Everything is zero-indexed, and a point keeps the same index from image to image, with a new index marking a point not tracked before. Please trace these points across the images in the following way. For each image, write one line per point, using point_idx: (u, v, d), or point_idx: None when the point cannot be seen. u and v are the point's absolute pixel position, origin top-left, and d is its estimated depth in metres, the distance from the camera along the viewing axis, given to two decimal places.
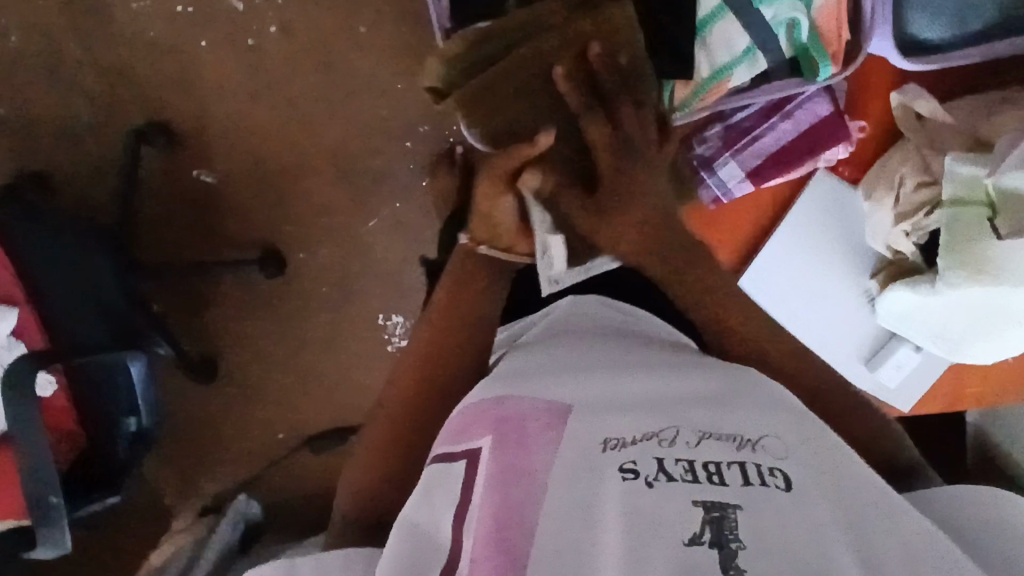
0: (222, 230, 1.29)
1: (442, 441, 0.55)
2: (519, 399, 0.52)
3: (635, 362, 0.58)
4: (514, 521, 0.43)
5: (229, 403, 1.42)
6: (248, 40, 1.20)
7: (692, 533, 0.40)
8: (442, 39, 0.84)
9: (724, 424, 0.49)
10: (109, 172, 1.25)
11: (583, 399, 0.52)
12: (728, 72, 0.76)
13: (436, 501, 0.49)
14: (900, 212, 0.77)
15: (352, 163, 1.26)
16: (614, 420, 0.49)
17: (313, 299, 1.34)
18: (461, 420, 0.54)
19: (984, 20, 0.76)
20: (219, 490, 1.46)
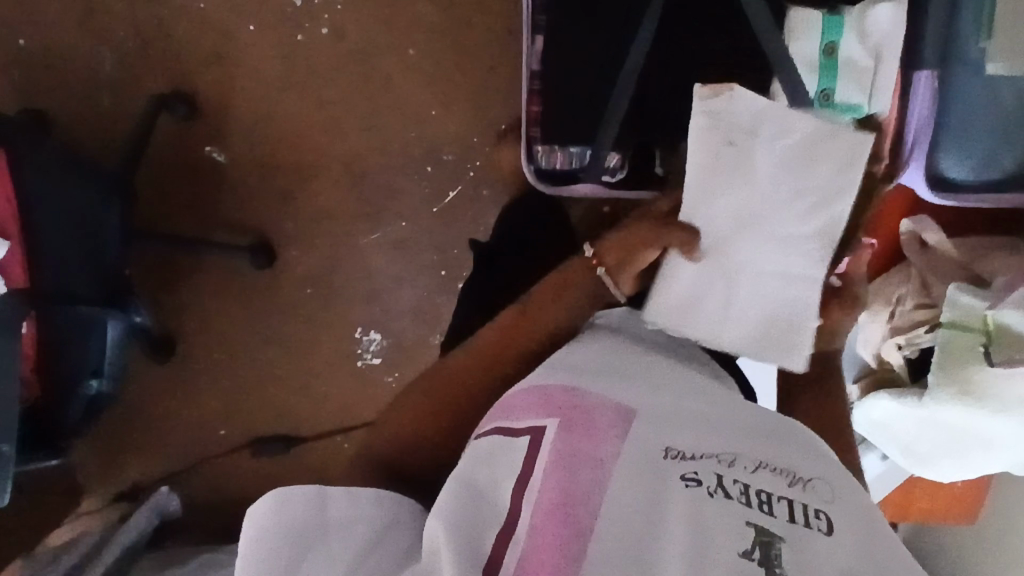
0: (218, 211, 1.27)
1: (497, 416, 0.55)
2: (587, 391, 0.53)
3: (689, 379, 0.58)
4: (579, 502, 0.45)
5: (176, 389, 1.35)
6: (296, 34, 1.21)
7: (742, 548, 0.42)
8: (526, 77, 0.87)
9: (780, 456, 0.50)
10: (120, 131, 1.23)
11: (649, 405, 0.52)
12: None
13: (493, 466, 0.49)
14: (895, 326, 0.91)
15: (369, 173, 1.25)
16: (677, 431, 0.50)
17: (294, 298, 1.31)
18: (524, 397, 0.55)
19: (1003, 170, 0.88)
20: (141, 476, 1.38)
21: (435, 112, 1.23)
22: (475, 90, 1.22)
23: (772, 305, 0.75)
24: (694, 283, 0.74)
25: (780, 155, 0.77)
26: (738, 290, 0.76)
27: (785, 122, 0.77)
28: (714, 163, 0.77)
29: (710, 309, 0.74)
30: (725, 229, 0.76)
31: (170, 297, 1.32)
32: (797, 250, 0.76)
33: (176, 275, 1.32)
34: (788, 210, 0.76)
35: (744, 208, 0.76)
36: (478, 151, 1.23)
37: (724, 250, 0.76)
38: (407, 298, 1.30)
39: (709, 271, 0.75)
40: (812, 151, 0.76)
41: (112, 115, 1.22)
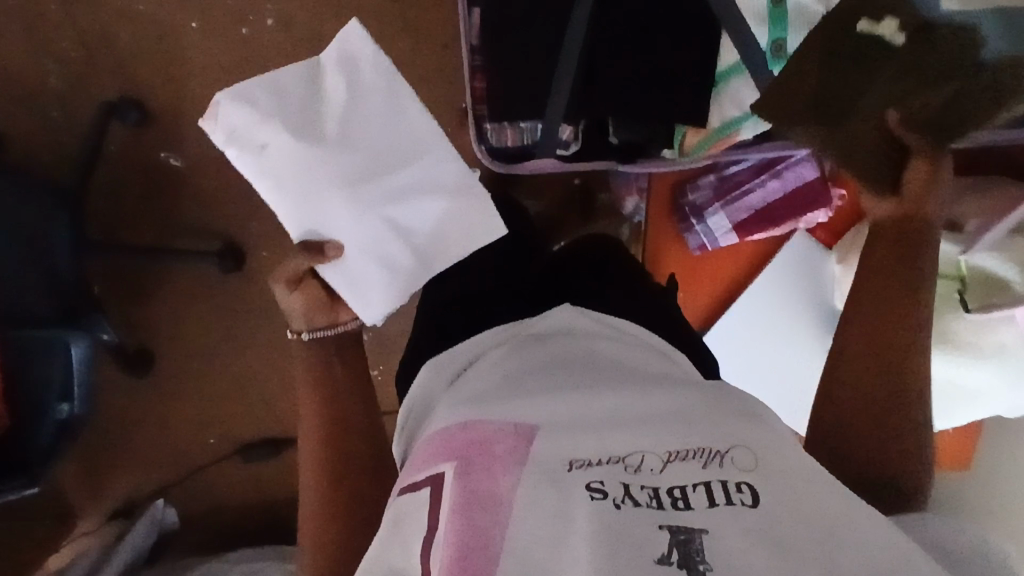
0: (180, 220, 1.24)
1: (407, 471, 0.53)
2: (484, 421, 0.51)
3: (603, 377, 0.56)
4: (482, 546, 0.43)
5: (159, 402, 1.34)
6: (242, 28, 1.16)
7: (659, 553, 0.40)
8: (468, 56, 0.84)
9: (692, 438, 0.48)
10: (72, 145, 1.19)
11: (552, 422, 0.51)
12: (738, 125, 0.85)
13: (405, 532, 0.49)
14: None
15: None
16: (581, 442, 0.49)
17: (268, 301, 1.29)
18: (426, 447, 0.53)
19: None
20: (134, 491, 1.38)
21: None
22: (433, 72, 1.18)
23: (420, 242, 0.72)
24: (353, 270, 0.70)
25: (354, 126, 0.67)
26: (349, 221, 0.68)
27: (379, 77, 0.67)
28: (266, 155, 0.65)
29: (376, 284, 0.71)
30: (331, 203, 0.67)
31: (141, 309, 1.30)
32: (409, 201, 0.70)
33: (144, 288, 1.29)
34: (358, 154, 0.67)
35: (315, 184, 0.66)
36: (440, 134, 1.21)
37: (363, 208, 0.68)
38: None
39: (365, 256, 0.70)
40: (372, 118, 0.67)
41: (62, 130, 1.19)
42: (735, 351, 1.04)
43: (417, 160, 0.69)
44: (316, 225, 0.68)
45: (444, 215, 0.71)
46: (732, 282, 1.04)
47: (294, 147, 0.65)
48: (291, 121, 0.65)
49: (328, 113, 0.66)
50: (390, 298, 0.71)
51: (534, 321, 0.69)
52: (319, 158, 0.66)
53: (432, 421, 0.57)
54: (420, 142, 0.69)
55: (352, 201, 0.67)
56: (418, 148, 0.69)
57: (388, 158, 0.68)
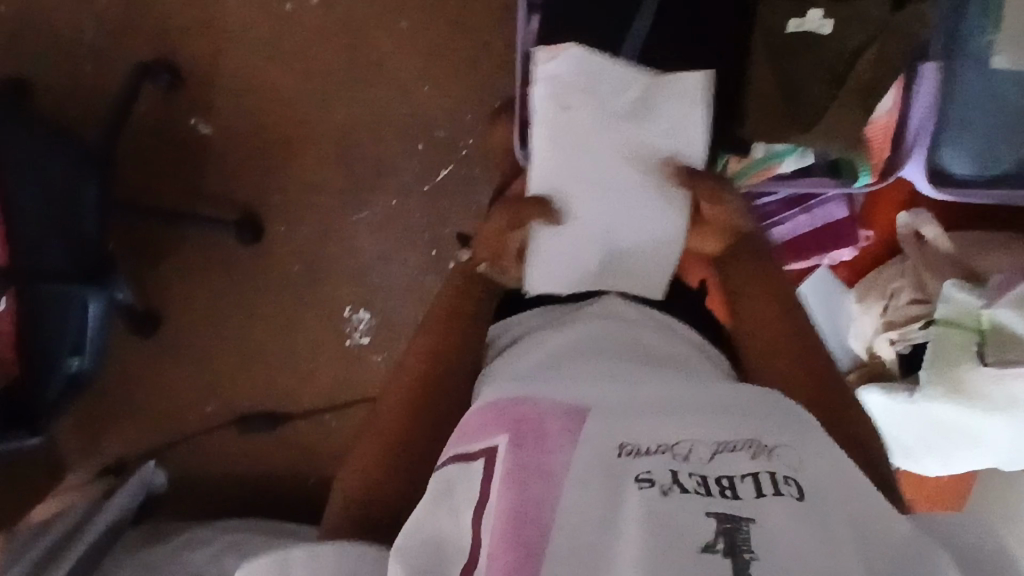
0: (201, 186, 1.23)
1: (454, 440, 0.54)
2: (537, 398, 0.53)
3: (652, 370, 0.58)
4: (534, 517, 0.44)
5: (163, 365, 1.34)
6: (285, 4, 1.17)
7: (705, 541, 0.42)
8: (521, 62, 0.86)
9: (739, 431, 0.50)
10: (100, 102, 1.19)
11: (603, 404, 0.52)
12: (781, 158, 0.89)
13: (453, 501, 0.49)
14: (890, 319, 0.98)
15: (357, 151, 1.23)
16: (632, 426, 0.50)
17: (281, 275, 1.29)
18: (476, 417, 0.54)
19: (1005, 164, 0.91)
20: (126, 452, 1.38)
21: (427, 87, 1.20)
22: (470, 66, 1.19)
23: (617, 263, 0.79)
24: (560, 237, 0.79)
25: (635, 138, 0.79)
26: (583, 202, 0.79)
27: (681, 120, 0.79)
28: (570, 120, 0.78)
29: (568, 262, 0.79)
30: (569, 179, 0.79)
31: (154, 272, 1.30)
32: (627, 228, 0.79)
33: (158, 252, 1.29)
34: (625, 173, 0.79)
35: (574, 160, 0.79)
36: (471, 129, 1.22)
37: (593, 205, 0.79)
38: (397, 277, 1.29)
39: (570, 228, 0.79)
40: (652, 141, 0.79)
41: (93, 85, 1.19)
42: None
43: (655, 219, 0.79)
44: (549, 181, 0.79)
45: (651, 253, 0.79)
46: None
47: (593, 119, 0.78)
48: (605, 102, 0.78)
49: (632, 133, 0.79)
50: (562, 276, 0.79)
51: (585, 305, 0.71)
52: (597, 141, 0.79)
53: (479, 396, 0.58)
54: (671, 214, 0.79)
55: (581, 190, 0.79)
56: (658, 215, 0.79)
57: (637, 179, 0.79)
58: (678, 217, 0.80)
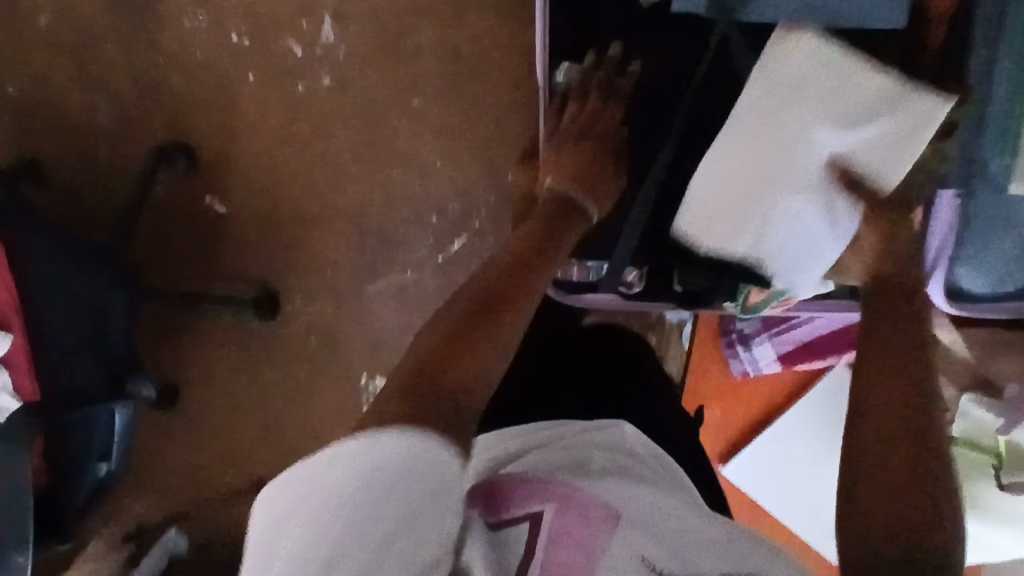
0: (218, 265, 1.25)
1: (497, 502, 0.61)
2: (578, 487, 0.60)
3: (671, 492, 0.64)
4: None
5: (186, 434, 1.37)
6: (298, 85, 1.18)
7: None
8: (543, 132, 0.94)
9: (744, 557, 0.56)
10: (117, 184, 1.21)
11: (631, 511, 0.59)
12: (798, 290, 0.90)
13: (496, 549, 0.56)
14: None
15: (371, 226, 1.25)
16: (651, 538, 0.56)
17: (299, 345, 1.31)
18: (521, 487, 0.61)
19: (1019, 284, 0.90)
20: (153, 510, 1.41)
21: (439, 163, 1.21)
22: (482, 142, 1.20)
23: (767, 247, 0.87)
24: (717, 217, 0.87)
25: (842, 151, 0.83)
26: (767, 192, 0.85)
27: (893, 142, 0.82)
28: (762, 110, 0.83)
29: (723, 235, 0.88)
30: (745, 165, 0.85)
31: (173, 346, 1.32)
32: (788, 219, 0.85)
33: (179, 324, 1.32)
34: (805, 172, 0.84)
35: (754, 150, 0.84)
36: (483, 202, 1.22)
37: (768, 197, 0.85)
38: (412, 346, 1.30)
39: (732, 203, 0.86)
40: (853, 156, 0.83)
41: (109, 166, 1.20)
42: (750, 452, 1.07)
43: (822, 222, 0.85)
44: (720, 165, 0.85)
45: (808, 253, 0.87)
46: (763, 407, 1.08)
47: (809, 124, 0.82)
48: (830, 113, 0.82)
49: (832, 134, 0.82)
50: (715, 238, 0.88)
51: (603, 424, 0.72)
52: (808, 146, 0.83)
53: (516, 470, 0.65)
54: (838, 218, 0.85)
55: (756, 176, 0.85)
56: (828, 220, 0.85)
57: (824, 188, 0.84)
58: (845, 220, 0.84)
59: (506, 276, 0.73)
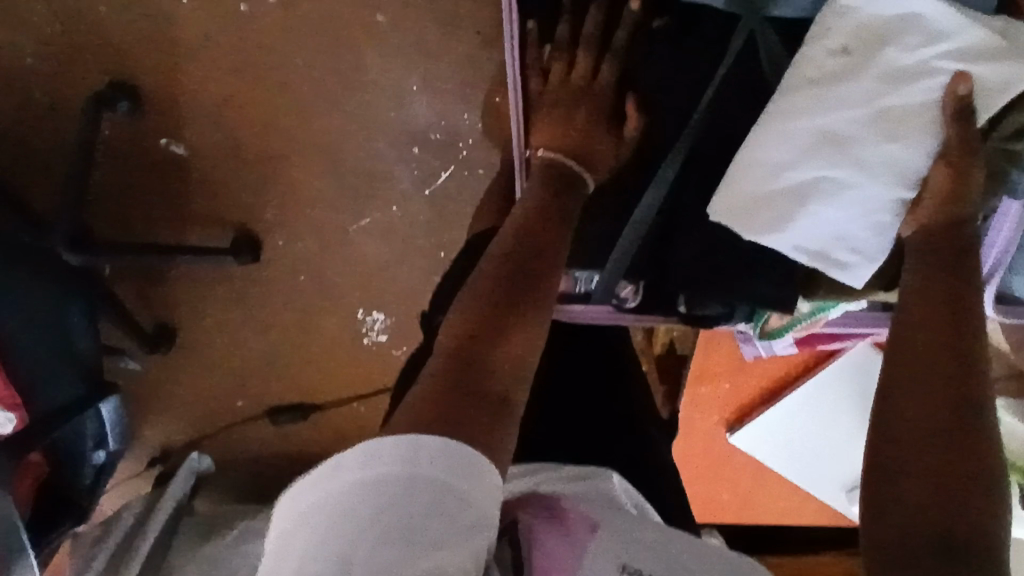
0: (187, 210, 1.14)
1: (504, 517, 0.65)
2: (568, 502, 0.66)
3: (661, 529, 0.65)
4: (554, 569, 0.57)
5: (187, 372, 1.33)
6: (241, 5, 1.03)
7: None
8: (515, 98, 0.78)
9: None
10: (59, 133, 1.07)
11: (615, 521, 0.63)
12: (828, 310, 0.73)
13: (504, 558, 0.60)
14: None
15: (346, 160, 1.12)
16: (637, 547, 0.60)
17: (287, 285, 1.24)
18: (520, 501, 0.67)
19: None
20: (165, 445, 1.39)
21: (417, 87, 1.06)
22: (463, 60, 1.04)
23: (813, 213, 0.63)
24: (739, 170, 0.64)
25: (903, 76, 0.61)
26: (802, 135, 0.62)
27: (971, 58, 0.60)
28: (826, 56, 0.62)
29: (748, 194, 0.64)
30: (802, 130, 0.62)
31: (158, 291, 1.25)
32: (856, 202, 0.62)
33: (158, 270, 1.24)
34: (880, 136, 0.61)
35: (815, 106, 0.62)
36: (469, 129, 1.09)
37: (805, 139, 0.62)
38: (407, 280, 1.22)
39: (782, 180, 0.63)
40: (918, 82, 0.61)
41: (45, 114, 1.07)
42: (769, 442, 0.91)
43: (884, 172, 0.62)
44: (770, 128, 0.63)
45: (868, 221, 0.63)
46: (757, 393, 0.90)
47: (849, 39, 0.62)
48: (874, 25, 0.62)
49: (884, 51, 0.62)
50: (759, 228, 0.63)
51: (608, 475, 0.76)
52: (852, 71, 0.62)
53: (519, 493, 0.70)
54: (905, 169, 0.62)
55: (817, 141, 0.62)
56: (902, 206, 0.63)
57: (885, 126, 0.61)
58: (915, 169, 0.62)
59: (500, 287, 0.64)
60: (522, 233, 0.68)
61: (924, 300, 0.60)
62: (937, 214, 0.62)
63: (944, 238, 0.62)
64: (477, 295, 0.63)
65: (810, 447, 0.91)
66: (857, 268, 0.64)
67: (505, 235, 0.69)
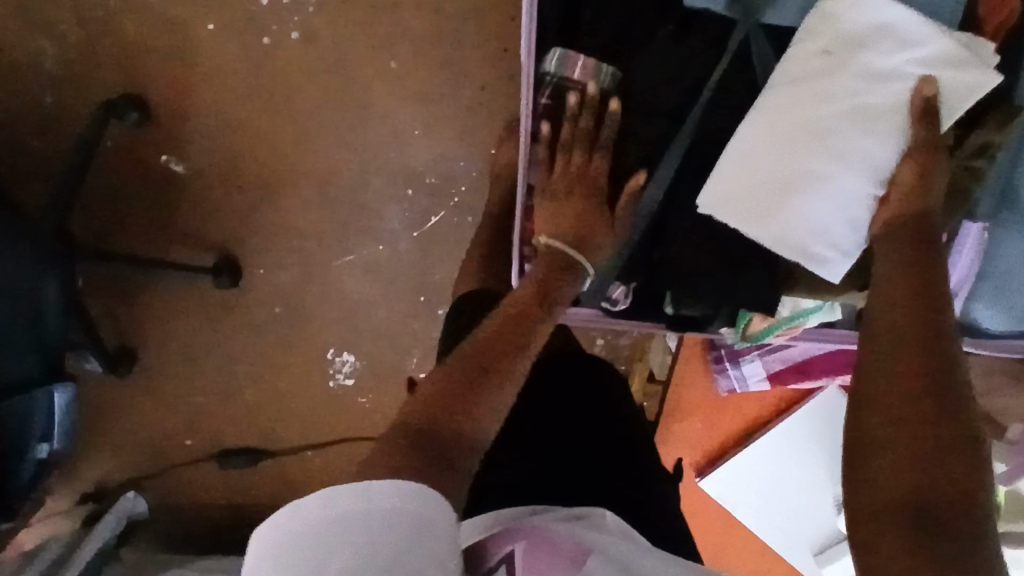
0: (175, 228, 1.16)
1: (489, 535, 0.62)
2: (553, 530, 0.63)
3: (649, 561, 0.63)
4: None
5: (141, 400, 1.27)
6: (263, 38, 1.10)
7: None
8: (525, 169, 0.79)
9: None
10: (63, 136, 1.11)
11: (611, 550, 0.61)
12: (806, 318, 0.75)
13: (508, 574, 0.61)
14: None
15: (340, 194, 1.16)
16: None
17: (260, 315, 1.23)
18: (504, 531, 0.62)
19: None
20: (101, 480, 1.29)
21: (418, 132, 1.13)
22: (464, 111, 1.12)
23: (791, 204, 0.65)
24: (723, 162, 0.67)
25: (875, 75, 0.64)
26: (781, 128, 0.65)
27: (939, 59, 0.63)
28: (808, 61, 0.65)
29: (730, 185, 0.67)
30: (784, 128, 0.65)
31: (129, 311, 1.23)
32: (836, 197, 0.65)
33: (131, 287, 1.22)
34: (859, 135, 0.64)
35: (796, 105, 0.65)
36: (463, 176, 1.15)
37: (785, 132, 0.65)
38: (383, 321, 1.22)
39: (766, 174, 0.66)
40: (890, 81, 0.64)
41: (53, 116, 1.11)
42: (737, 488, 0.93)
43: (858, 165, 0.64)
44: (754, 127, 0.66)
45: (843, 213, 0.65)
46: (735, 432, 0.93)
47: (827, 39, 0.65)
48: (851, 26, 0.65)
49: (860, 51, 0.64)
50: (744, 219, 0.66)
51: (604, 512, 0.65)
52: (829, 68, 0.65)
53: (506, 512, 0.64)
54: (878, 163, 0.64)
55: (799, 138, 0.65)
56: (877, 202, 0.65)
57: (860, 121, 0.64)
58: (888, 164, 0.64)
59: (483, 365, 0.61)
60: (515, 317, 0.67)
61: (893, 282, 0.59)
62: (903, 206, 0.63)
63: (911, 229, 0.62)
64: (464, 362, 0.61)
65: (778, 502, 0.92)
66: (834, 259, 0.66)
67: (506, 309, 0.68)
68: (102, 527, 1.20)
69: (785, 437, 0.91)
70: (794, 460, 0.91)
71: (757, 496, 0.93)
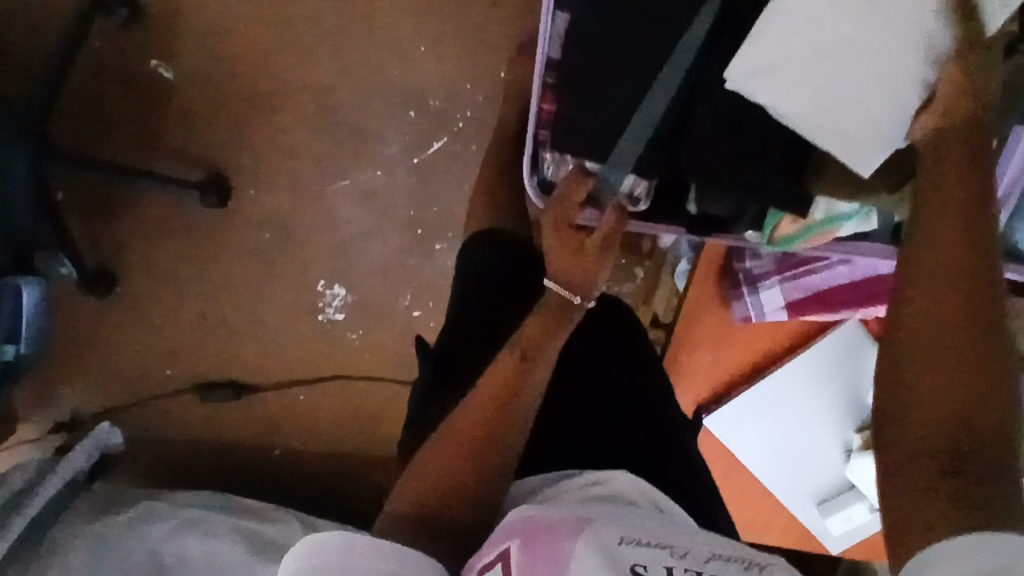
0: (161, 137, 1.11)
1: (478, 557, 0.54)
2: (546, 512, 0.55)
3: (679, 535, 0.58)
4: (554, 567, 0.49)
5: (119, 325, 1.20)
6: None
7: None
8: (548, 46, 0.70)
9: (734, 551, 0.54)
10: (47, 31, 1.05)
11: (604, 518, 0.54)
12: (841, 223, 0.70)
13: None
14: None
15: (338, 112, 1.11)
16: (648, 550, 0.51)
17: (248, 241, 1.16)
18: (492, 535, 0.54)
19: None
20: (75, 410, 1.22)
21: (423, 49, 1.09)
22: (470, 31, 1.08)
23: (821, 89, 0.62)
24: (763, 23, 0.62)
25: None
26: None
27: None
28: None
29: (763, 49, 0.62)
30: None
31: (110, 227, 1.17)
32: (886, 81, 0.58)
33: (116, 206, 1.16)
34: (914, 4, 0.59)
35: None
36: (467, 100, 1.10)
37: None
38: (378, 254, 1.16)
39: (811, 40, 0.61)
40: None
41: (39, 11, 1.05)
42: (747, 432, 0.87)
43: (903, 39, 0.59)
44: None
45: (882, 97, 0.61)
46: (749, 368, 0.87)
47: None
48: None
49: None
50: (774, 96, 0.63)
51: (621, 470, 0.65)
52: None
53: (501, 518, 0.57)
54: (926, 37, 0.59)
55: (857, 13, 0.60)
56: (926, 87, 0.60)
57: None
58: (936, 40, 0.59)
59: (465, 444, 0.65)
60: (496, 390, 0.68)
61: (938, 193, 0.56)
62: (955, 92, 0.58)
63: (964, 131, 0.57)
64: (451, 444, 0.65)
65: (791, 452, 0.88)
66: (867, 151, 0.62)
67: (473, 408, 0.67)
68: (77, 455, 1.11)
69: (794, 376, 0.86)
70: (805, 403, 0.87)
71: (769, 446, 0.88)
